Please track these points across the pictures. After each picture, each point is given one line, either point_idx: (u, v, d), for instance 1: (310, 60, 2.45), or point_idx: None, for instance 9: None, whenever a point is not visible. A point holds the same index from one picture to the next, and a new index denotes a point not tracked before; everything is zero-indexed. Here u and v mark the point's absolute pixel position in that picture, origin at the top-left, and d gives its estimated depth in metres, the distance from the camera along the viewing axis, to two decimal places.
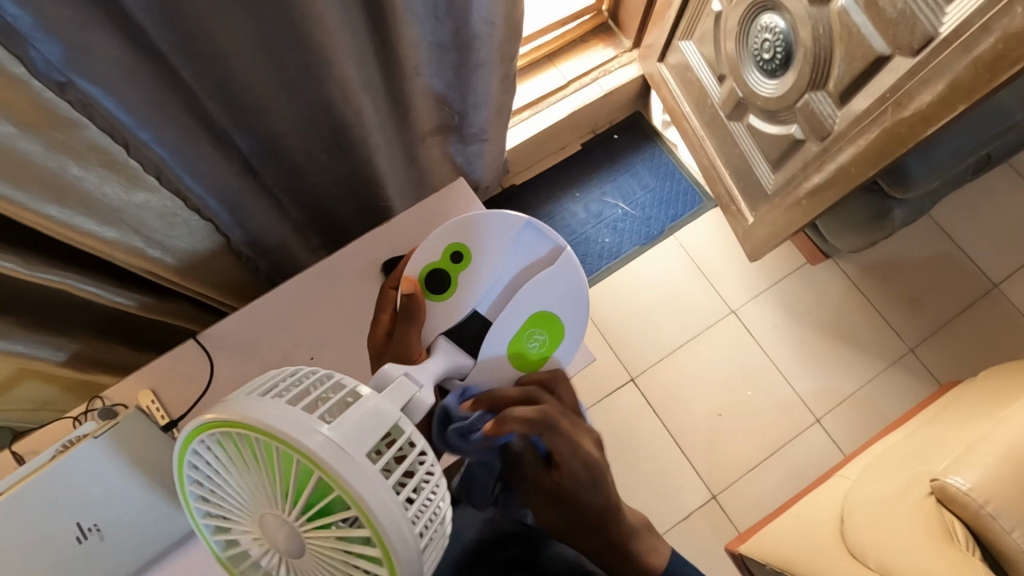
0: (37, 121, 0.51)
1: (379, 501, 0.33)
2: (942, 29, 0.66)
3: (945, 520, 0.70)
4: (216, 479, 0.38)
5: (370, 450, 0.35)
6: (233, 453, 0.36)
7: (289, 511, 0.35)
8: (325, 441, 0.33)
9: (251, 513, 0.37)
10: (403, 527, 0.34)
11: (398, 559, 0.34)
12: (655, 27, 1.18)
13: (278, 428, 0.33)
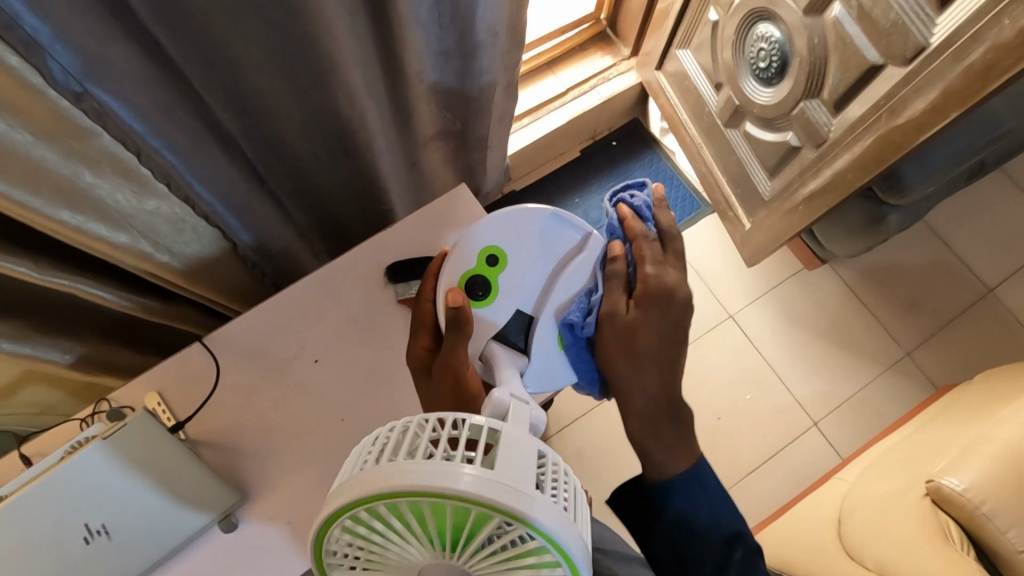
0: (55, 130, 0.52)
1: (536, 508, 0.35)
2: (932, 40, 0.68)
3: (941, 521, 0.71)
4: (359, 548, 0.39)
5: (503, 469, 0.36)
6: (373, 524, 0.37)
7: (449, 552, 0.37)
8: (465, 479, 0.34)
9: (409, 565, 0.39)
10: (562, 516, 0.36)
11: (571, 551, 0.36)
12: (653, 35, 1.20)
13: (423, 485, 0.34)
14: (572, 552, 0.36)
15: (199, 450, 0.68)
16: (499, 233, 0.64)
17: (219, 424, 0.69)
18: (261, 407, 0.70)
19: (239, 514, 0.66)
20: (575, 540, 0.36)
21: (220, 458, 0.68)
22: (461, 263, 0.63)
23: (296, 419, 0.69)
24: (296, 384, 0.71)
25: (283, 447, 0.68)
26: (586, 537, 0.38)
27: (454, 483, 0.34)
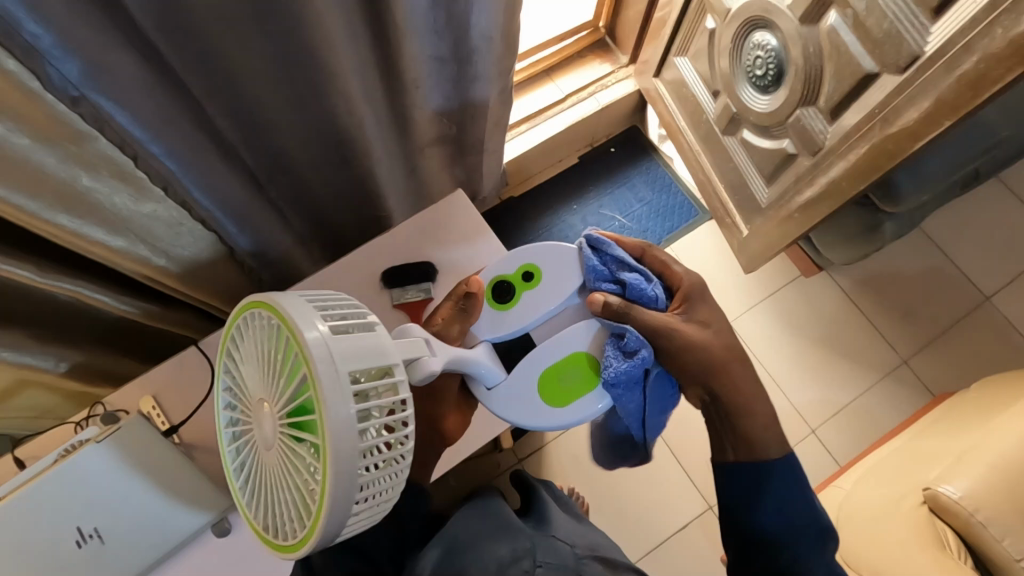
0: (54, 135, 0.53)
1: (338, 463, 0.36)
2: (926, 48, 0.68)
3: (938, 530, 0.72)
4: (252, 343, 0.42)
5: (355, 394, 0.38)
6: (258, 331, 0.41)
7: (282, 408, 0.39)
8: (338, 398, 0.36)
9: (257, 395, 0.41)
10: (347, 511, 0.38)
11: (326, 522, 0.37)
12: (652, 43, 1.21)
13: (293, 326, 0.37)
14: (311, 540, 0.38)
15: (194, 454, 0.68)
16: (544, 255, 0.70)
17: (215, 428, 0.69)
18: None
19: (232, 518, 0.66)
20: (328, 535, 0.38)
21: (214, 462, 0.68)
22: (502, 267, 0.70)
23: None
24: None
25: None
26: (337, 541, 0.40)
27: (329, 391, 0.36)
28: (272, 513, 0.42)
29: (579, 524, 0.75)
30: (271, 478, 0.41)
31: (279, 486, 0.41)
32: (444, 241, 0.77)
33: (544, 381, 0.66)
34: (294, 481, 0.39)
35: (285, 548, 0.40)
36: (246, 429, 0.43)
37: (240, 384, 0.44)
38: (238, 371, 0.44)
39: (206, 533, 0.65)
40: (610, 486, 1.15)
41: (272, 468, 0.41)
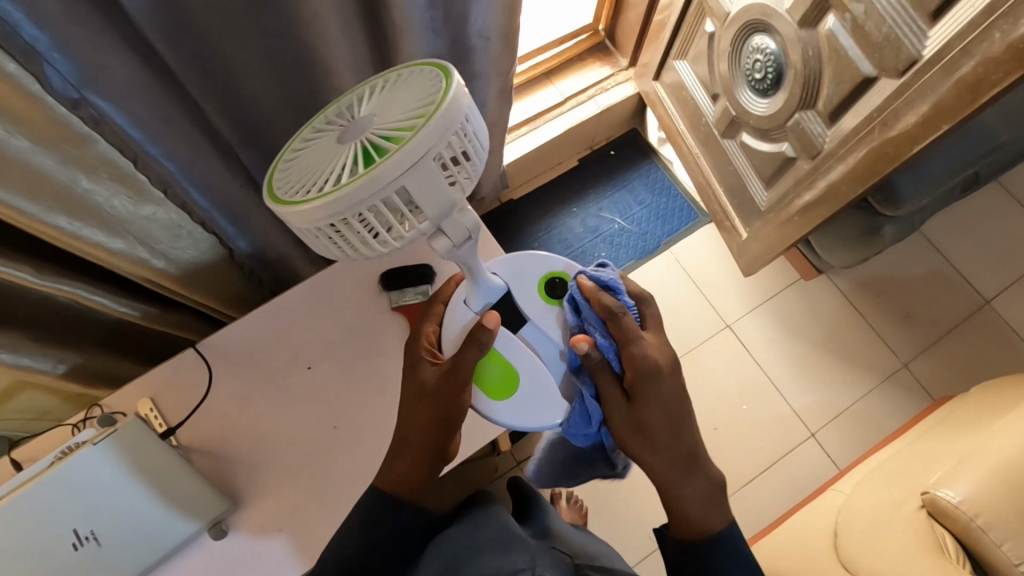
0: (53, 137, 0.53)
1: (374, 176, 0.42)
2: (925, 52, 0.68)
3: (937, 534, 0.71)
4: (409, 85, 0.50)
5: (428, 164, 0.44)
6: (423, 90, 0.47)
7: (380, 130, 0.46)
8: (419, 155, 0.43)
9: (374, 112, 0.48)
10: (343, 212, 0.43)
11: (322, 202, 0.43)
12: (651, 46, 1.21)
13: (443, 107, 0.43)
14: (296, 206, 0.44)
15: (192, 456, 0.68)
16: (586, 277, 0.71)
17: (213, 430, 0.69)
18: (254, 415, 0.70)
19: (229, 521, 0.65)
20: (316, 213, 0.43)
21: (211, 464, 0.68)
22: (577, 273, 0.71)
23: (289, 425, 0.69)
24: (290, 391, 0.71)
25: (275, 453, 0.68)
26: (308, 229, 0.45)
27: (422, 138, 0.42)
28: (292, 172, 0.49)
29: (575, 530, 0.76)
30: (314, 161, 0.48)
31: (320, 163, 0.47)
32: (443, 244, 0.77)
33: (483, 349, 0.67)
34: (330, 161, 0.46)
35: (278, 199, 0.46)
36: (335, 130, 0.50)
37: (370, 104, 0.50)
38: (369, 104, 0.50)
39: (203, 535, 0.65)
40: (609, 489, 1.14)
41: (326, 152, 0.47)
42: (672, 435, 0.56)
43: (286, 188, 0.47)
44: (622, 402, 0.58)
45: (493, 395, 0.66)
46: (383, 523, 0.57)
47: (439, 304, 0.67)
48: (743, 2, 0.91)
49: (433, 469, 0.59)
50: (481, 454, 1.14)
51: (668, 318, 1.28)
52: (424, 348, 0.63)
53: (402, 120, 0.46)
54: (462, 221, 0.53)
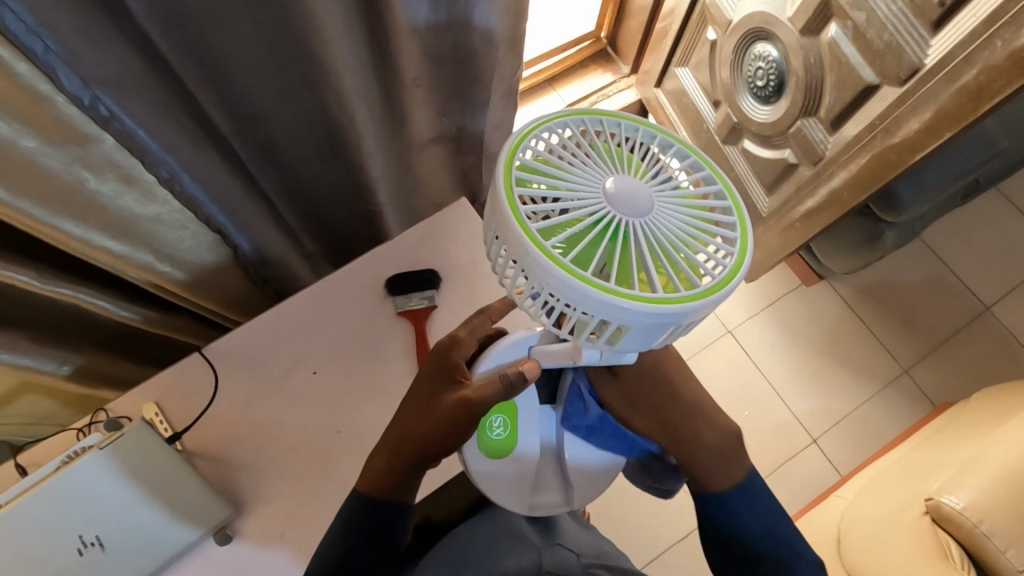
0: (60, 138, 0.53)
1: (605, 304, 0.36)
2: (927, 60, 0.69)
3: (940, 539, 0.71)
4: (705, 208, 0.41)
5: (638, 332, 0.39)
6: (704, 234, 0.40)
7: (643, 233, 0.38)
8: (666, 321, 0.37)
9: (661, 202, 0.40)
10: (547, 290, 0.37)
11: (540, 258, 0.36)
12: (653, 54, 1.22)
13: (709, 302, 0.38)
14: (515, 228, 0.36)
15: (196, 461, 0.68)
16: None
17: (218, 435, 0.69)
18: (257, 420, 0.69)
19: (234, 526, 0.65)
20: (527, 260, 0.36)
21: (216, 469, 0.67)
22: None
23: (295, 430, 0.69)
24: (294, 395, 0.71)
25: (280, 458, 0.68)
26: (507, 250, 0.38)
27: (678, 315, 0.37)
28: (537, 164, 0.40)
29: (589, 533, 0.74)
30: (564, 183, 0.39)
31: (566, 198, 0.39)
32: (447, 249, 0.77)
33: (503, 402, 0.61)
34: (583, 202, 0.39)
35: (506, 186, 0.38)
36: (614, 165, 0.41)
37: (641, 162, 0.42)
38: (641, 162, 0.42)
39: (208, 540, 0.64)
40: (611, 496, 1.14)
41: (587, 189, 0.39)
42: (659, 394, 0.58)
43: (522, 179, 0.39)
44: (610, 383, 0.59)
45: (488, 452, 0.61)
46: (359, 526, 0.56)
47: (489, 325, 0.61)
48: (745, 10, 0.92)
49: (413, 476, 0.57)
50: None
51: None
52: (451, 361, 0.58)
53: (669, 267, 0.38)
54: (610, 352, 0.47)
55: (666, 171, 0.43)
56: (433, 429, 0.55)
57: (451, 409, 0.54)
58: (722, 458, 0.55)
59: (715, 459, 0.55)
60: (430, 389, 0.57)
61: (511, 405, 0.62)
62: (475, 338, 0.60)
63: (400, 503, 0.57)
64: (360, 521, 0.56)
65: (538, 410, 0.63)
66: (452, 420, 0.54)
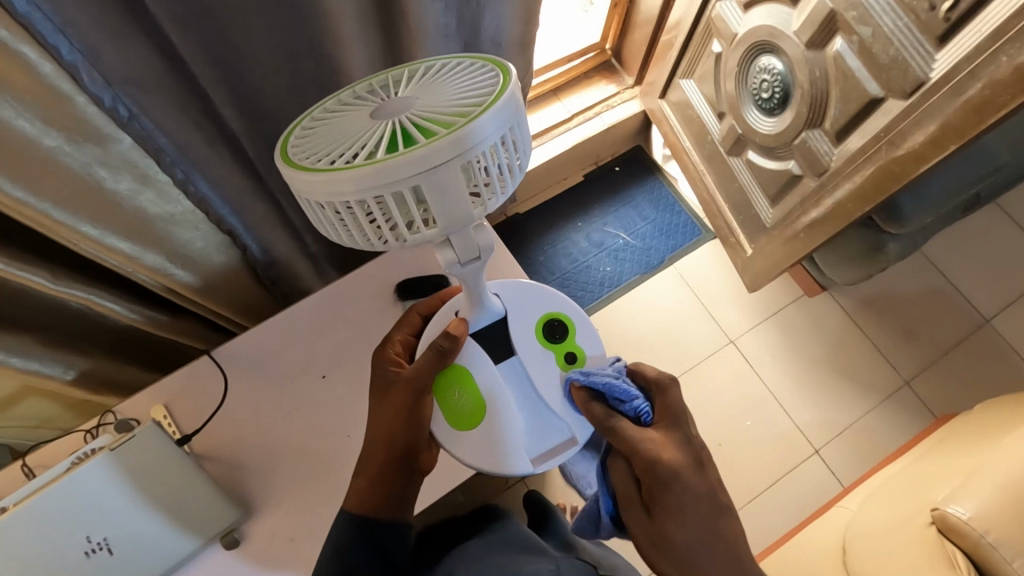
0: (78, 136, 0.54)
1: (390, 170, 0.38)
2: (932, 74, 0.70)
3: (947, 550, 0.71)
4: (461, 77, 0.47)
5: (450, 177, 0.40)
6: (475, 88, 0.44)
7: (409, 117, 0.42)
8: (460, 148, 0.39)
9: (423, 94, 0.45)
10: (370, 192, 0.39)
11: (321, 178, 0.39)
12: (657, 66, 1.23)
13: (486, 114, 0.40)
14: (306, 175, 0.40)
15: (203, 464, 0.68)
16: (551, 302, 0.69)
17: (226, 438, 0.69)
18: (265, 423, 0.69)
19: (241, 530, 0.65)
20: (322, 188, 0.40)
21: (223, 472, 0.67)
22: (579, 324, 0.69)
23: (305, 434, 0.69)
24: (303, 398, 0.71)
25: (289, 461, 0.68)
26: (319, 201, 0.41)
27: (464, 138, 0.39)
28: (308, 142, 0.45)
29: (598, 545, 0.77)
30: (334, 134, 0.44)
31: (341, 139, 0.43)
32: None
33: (458, 374, 0.64)
34: (352, 134, 0.43)
35: (287, 163, 0.43)
36: (370, 102, 0.47)
37: (404, 88, 0.48)
38: (404, 87, 0.48)
39: (216, 544, 0.65)
40: None
41: (355, 125, 0.44)
42: (698, 538, 0.51)
43: (299, 153, 0.44)
44: (642, 509, 0.54)
45: (459, 425, 0.63)
46: (358, 550, 0.54)
47: (415, 314, 0.67)
48: (751, 23, 0.93)
49: (405, 484, 0.58)
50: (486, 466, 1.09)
51: (672, 334, 1.28)
52: (391, 355, 0.62)
53: (449, 117, 0.42)
54: (477, 241, 0.51)
55: (424, 80, 0.48)
56: (396, 420, 0.58)
57: (405, 392, 0.58)
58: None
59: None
60: (378, 387, 0.60)
61: (465, 374, 0.64)
62: (409, 332, 0.66)
63: (394, 521, 0.57)
64: (359, 546, 0.55)
65: (495, 369, 0.65)
66: (408, 403, 0.58)
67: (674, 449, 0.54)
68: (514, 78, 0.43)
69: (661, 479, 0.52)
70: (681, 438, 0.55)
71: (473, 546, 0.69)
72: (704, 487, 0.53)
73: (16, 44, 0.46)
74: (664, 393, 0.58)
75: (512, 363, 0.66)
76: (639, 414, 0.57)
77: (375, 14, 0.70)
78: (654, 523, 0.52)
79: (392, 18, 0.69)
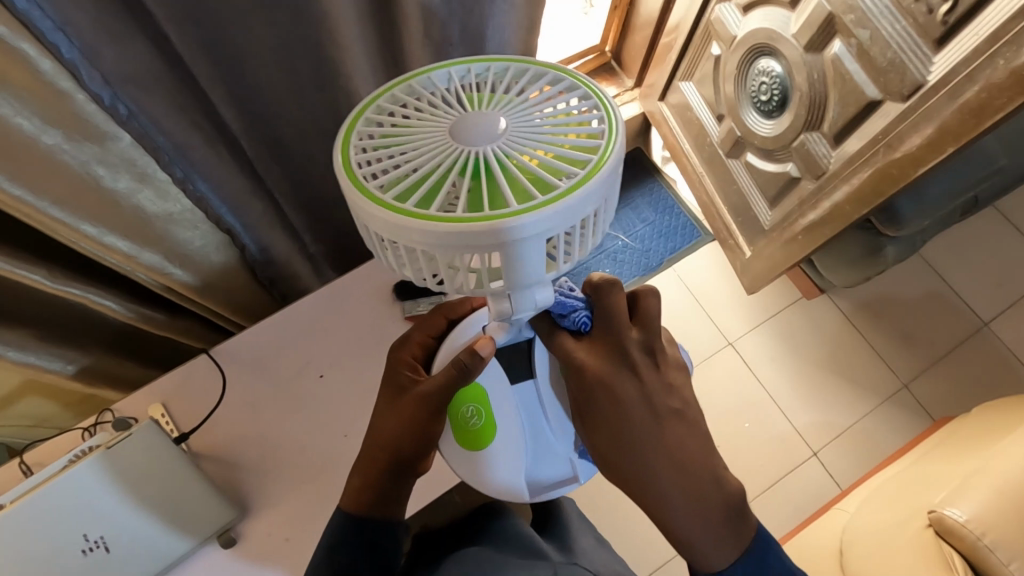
0: (77, 134, 0.54)
1: (478, 239, 0.39)
2: (930, 77, 0.70)
3: (943, 552, 0.71)
4: (553, 110, 0.45)
5: (531, 246, 0.41)
6: (562, 136, 0.44)
7: (495, 160, 0.41)
8: (551, 225, 0.40)
9: (508, 120, 0.43)
10: (447, 247, 0.40)
11: (399, 222, 0.39)
12: (657, 68, 1.24)
13: (581, 192, 0.40)
14: (376, 207, 0.40)
15: (201, 462, 0.68)
16: None
17: (225, 437, 0.69)
18: (263, 421, 0.70)
19: (238, 529, 0.65)
20: (394, 227, 0.40)
21: (220, 470, 0.67)
22: None
23: (303, 433, 0.69)
24: (302, 397, 0.71)
25: (287, 461, 0.68)
26: (382, 235, 0.41)
27: (559, 215, 0.40)
28: (387, 144, 0.44)
29: (600, 547, 0.78)
30: (407, 150, 0.43)
31: (416, 160, 0.42)
32: None
33: (472, 391, 0.58)
34: (432, 162, 0.42)
35: (354, 176, 0.42)
36: (449, 109, 0.45)
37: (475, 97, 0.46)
38: (477, 96, 0.46)
39: (213, 543, 0.65)
40: (612, 507, 1.13)
41: (430, 146, 0.42)
42: (635, 450, 0.51)
43: (368, 167, 0.43)
44: (581, 425, 0.56)
45: (464, 443, 0.58)
46: (346, 547, 0.56)
47: (440, 317, 0.64)
48: (749, 26, 0.94)
49: (399, 487, 0.58)
50: None
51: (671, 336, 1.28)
52: (407, 360, 0.61)
53: (538, 174, 0.42)
54: (531, 300, 0.47)
55: (496, 90, 0.47)
56: (400, 432, 0.57)
57: (412, 404, 0.56)
58: (708, 519, 0.50)
59: (694, 515, 0.50)
60: (391, 391, 0.59)
61: (482, 392, 0.58)
62: (428, 333, 0.63)
63: (384, 521, 0.57)
64: (349, 540, 0.56)
65: (509, 392, 0.58)
66: (417, 415, 0.56)
67: (605, 358, 0.53)
68: (614, 134, 0.43)
69: (586, 390, 0.53)
70: (613, 347, 0.53)
71: (474, 548, 0.69)
72: (637, 393, 0.52)
73: (15, 41, 0.46)
74: (598, 297, 0.54)
75: (524, 390, 0.59)
76: (577, 325, 0.54)
77: (375, 15, 0.70)
78: (596, 438, 0.54)
79: (393, 19, 0.70)
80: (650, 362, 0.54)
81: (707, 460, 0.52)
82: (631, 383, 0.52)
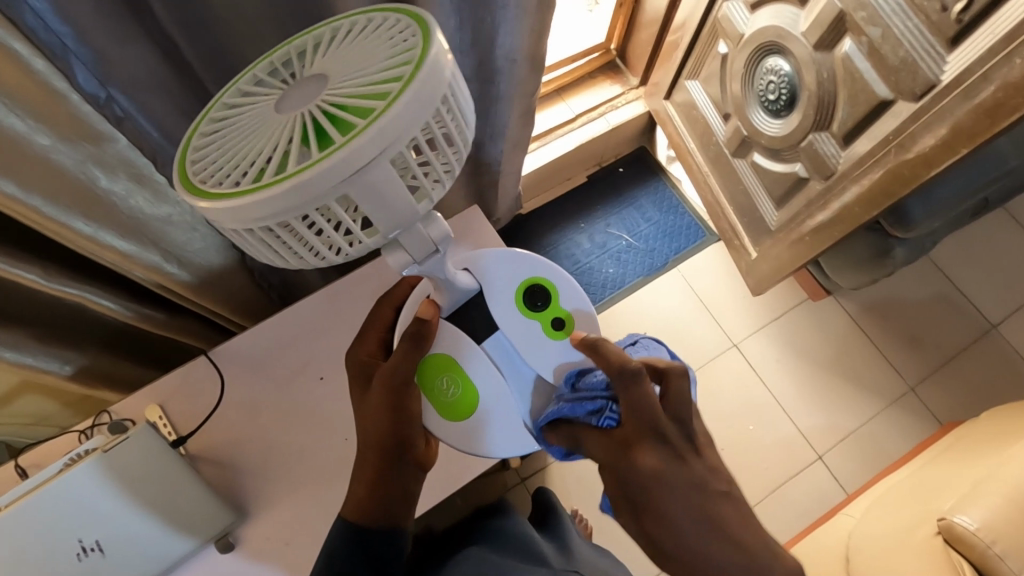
0: (73, 135, 0.53)
1: (303, 190, 0.35)
2: (943, 77, 0.69)
3: (953, 561, 0.70)
4: (375, 39, 0.42)
5: (370, 177, 0.37)
6: (386, 57, 0.39)
7: (319, 114, 0.38)
8: (375, 152, 0.35)
9: (329, 73, 0.40)
10: (296, 210, 0.36)
11: (233, 210, 0.36)
12: (663, 66, 1.22)
13: (402, 104, 0.35)
14: (215, 202, 0.36)
15: (198, 465, 0.67)
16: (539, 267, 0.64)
17: (222, 439, 0.68)
18: (262, 423, 0.69)
19: (236, 533, 0.65)
20: (245, 216, 0.36)
21: (219, 474, 0.67)
22: (562, 286, 0.64)
23: (304, 434, 0.68)
24: (300, 399, 0.70)
25: (287, 464, 0.67)
26: (242, 230, 0.38)
27: (380, 135, 0.35)
28: (216, 151, 0.40)
29: (599, 552, 0.78)
30: (240, 139, 0.40)
31: (249, 146, 0.39)
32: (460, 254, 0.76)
33: (440, 363, 0.60)
34: (263, 139, 0.39)
35: (196, 186, 0.38)
36: (275, 90, 0.42)
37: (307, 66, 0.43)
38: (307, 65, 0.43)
39: (212, 546, 0.64)
40: None
41: (263, 126, 0.39)
42: (690, 526, 0.48)
43: (206, 172, 0.39)
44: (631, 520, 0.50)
45: (446, 415, 0.60)
46: (348, 559, 0.53)
47: (388, 309, 0.63)
48: (757, 24, 0.92)
49: (397, 476, 0.56)
50: (491, 470, 1.08)
51: (675, 336, 1.27)
52: (362, 357, 0.60)
53: (363, 106, 0.37)
54: (429, 237, 0.48)
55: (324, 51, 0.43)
56: (381, 423, 0.55)
57: (382, 390, 0.55)
58: None
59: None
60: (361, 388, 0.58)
61: (452, 362, 0.61)
62: (382, 328, 0.62)
63: (391, 529, 0.54)
64: (350, 553, 0.53)
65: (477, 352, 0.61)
66: (393, 401, 0.55)
67: (645, 449, 0.49)
68: (433, 38, 0.38)
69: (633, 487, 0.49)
70: (647, 433, 0.50)
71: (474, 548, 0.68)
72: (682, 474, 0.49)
73: (9, 41, 0.45)
74: (624, 391, 0.50)
75: (494, 341, 0.63)
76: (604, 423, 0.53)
77: None
78: (645, 531, 0.49)
79: None
80: (689, 445, 0.51)
81: (765, 540, 0.48)
82: (669, 449, 0.50)
